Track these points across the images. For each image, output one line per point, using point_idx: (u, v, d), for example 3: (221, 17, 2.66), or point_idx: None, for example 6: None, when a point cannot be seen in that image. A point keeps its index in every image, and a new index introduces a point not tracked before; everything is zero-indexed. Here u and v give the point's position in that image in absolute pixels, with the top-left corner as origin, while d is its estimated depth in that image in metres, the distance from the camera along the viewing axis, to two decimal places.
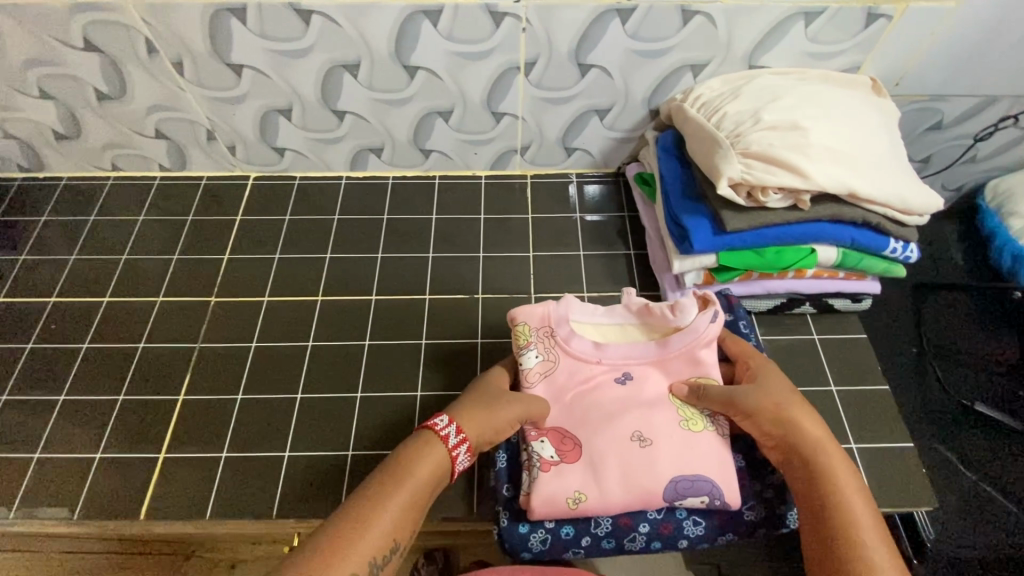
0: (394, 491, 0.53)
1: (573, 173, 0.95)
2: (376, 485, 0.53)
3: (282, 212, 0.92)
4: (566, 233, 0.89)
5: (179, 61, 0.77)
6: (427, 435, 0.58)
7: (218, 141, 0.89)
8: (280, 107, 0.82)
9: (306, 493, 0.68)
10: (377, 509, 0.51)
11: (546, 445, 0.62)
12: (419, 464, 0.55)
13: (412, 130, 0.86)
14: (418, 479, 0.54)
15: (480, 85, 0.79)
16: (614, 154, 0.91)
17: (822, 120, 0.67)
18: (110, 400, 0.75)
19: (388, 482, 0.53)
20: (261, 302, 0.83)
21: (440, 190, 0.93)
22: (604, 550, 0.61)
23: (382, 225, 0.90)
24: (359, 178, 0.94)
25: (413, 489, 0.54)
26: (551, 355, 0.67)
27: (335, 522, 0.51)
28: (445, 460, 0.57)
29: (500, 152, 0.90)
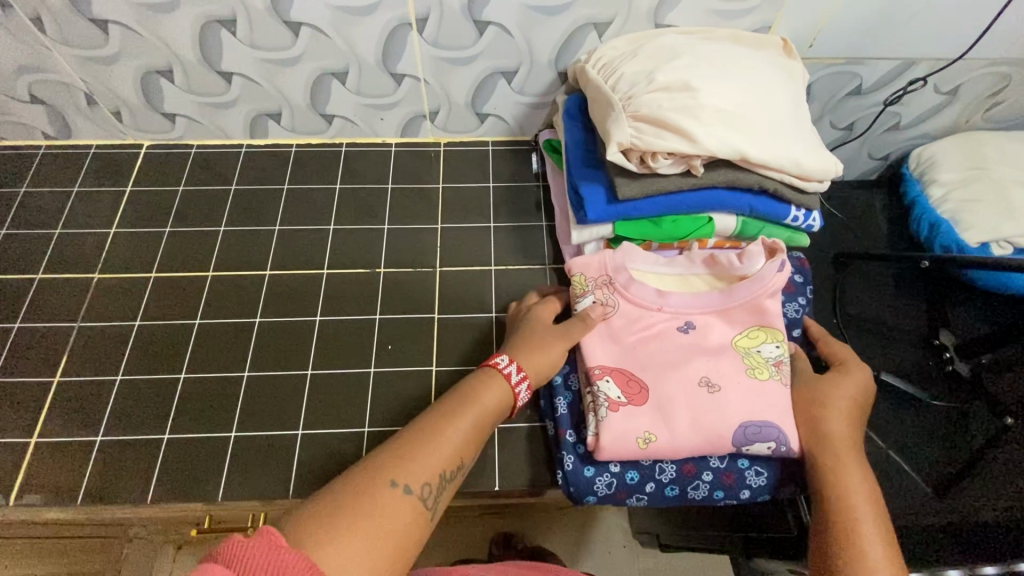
0: (464, 411, 0.54)
1: (489, 141, 0.90)
2: (449, 405, 0.54)
3: (177, 182, 0.86)
4: (478, 204, 0.86)
5: (36, 17, 0.70)
6: (489, 369, 0.58)
7: (102, 106, 0.83)
8: (160, 68, 0.76)
9: (185, 475, 0.66)
10: (449, 423, 0.52)
11: (612, 386, 0.59)
12: (489, 387, 0.56)
13: (309, 93, 0.81)
14: (488, 403, 0.55)
15: (372, 43, 0.74)
16: (530, 120, 0.87)
17: (717, 80, 0.64)
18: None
19: (461, 403, 0.54)
20: (147, 278, 0.79)
21: (347, 158, 0.89)
22: (667, 498, 0.59)
23: (282, 195, 0.85)
24: (261, 146, 0.89)
25: (480, 412, 0.54)
26: (610, 300, 0.64)
27: (408, 435, 0.52)
28: (509, 393, 0.57)
29: (407, 117, 0.86)
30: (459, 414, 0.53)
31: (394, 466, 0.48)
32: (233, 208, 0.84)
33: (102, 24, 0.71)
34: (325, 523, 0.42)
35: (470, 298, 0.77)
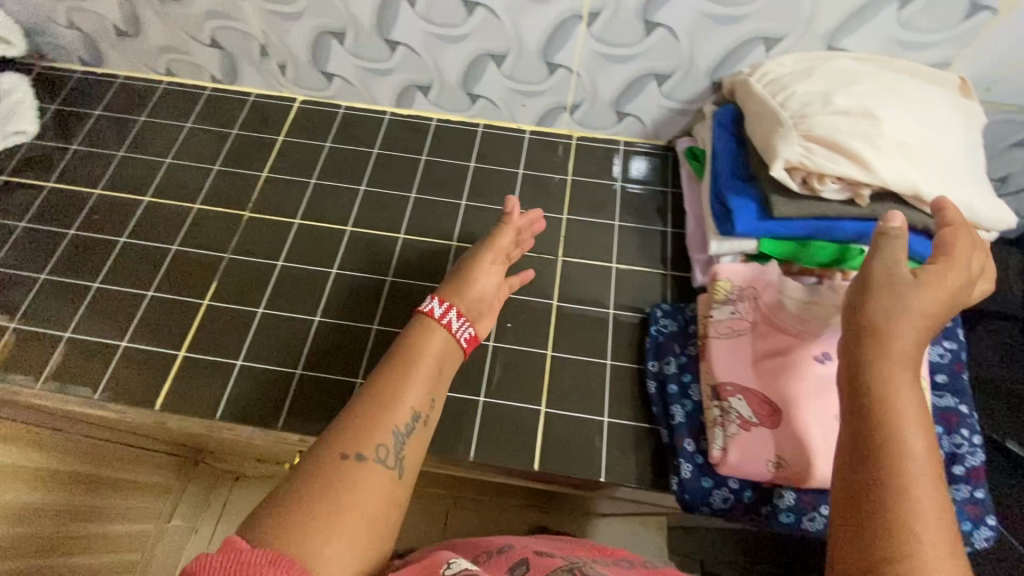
0: (407, 366, 0.54)
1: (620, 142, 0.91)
2: (389, 365, 0.54)
3: (324, 139, 0.91)
4: (604, 200, 0.86)
5: None
6: (427, 322, 0.59)
7: (270, 58, 0.88)
8: (334, 29, 0.81)
9: (306, 411, 0.70)
10: (401, 381, 0.53)
11: (743, 405, 0.59)
12: (426, 345, 0.57)
13: (463, 72, 0.84)
14: (428, 355, 0.56)
15: (538, 31, 0.76)
16: (668, 125, 0.87)
17: (899, 112, 0.62)
18: (143, 296, 0.78)
19: (409, 358, 0.55)
20: (291, 224, 0.84)
21: (482, 138, 0.91)
22: (780, 524, 0.59)
23: (419, 166, 0.89)
24: (403, 116, 0.93)
25: (431, 363, 0.56)
26: (748, 317, 0.64)
27: (355, 404, 0.51)
28: (451, 339, 0.59)
29: (548, 107, 0.87)
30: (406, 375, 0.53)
31: (358, 441, 0.47)
32: (374, 172, 0.88)
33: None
34: (292, 515, 0.41)
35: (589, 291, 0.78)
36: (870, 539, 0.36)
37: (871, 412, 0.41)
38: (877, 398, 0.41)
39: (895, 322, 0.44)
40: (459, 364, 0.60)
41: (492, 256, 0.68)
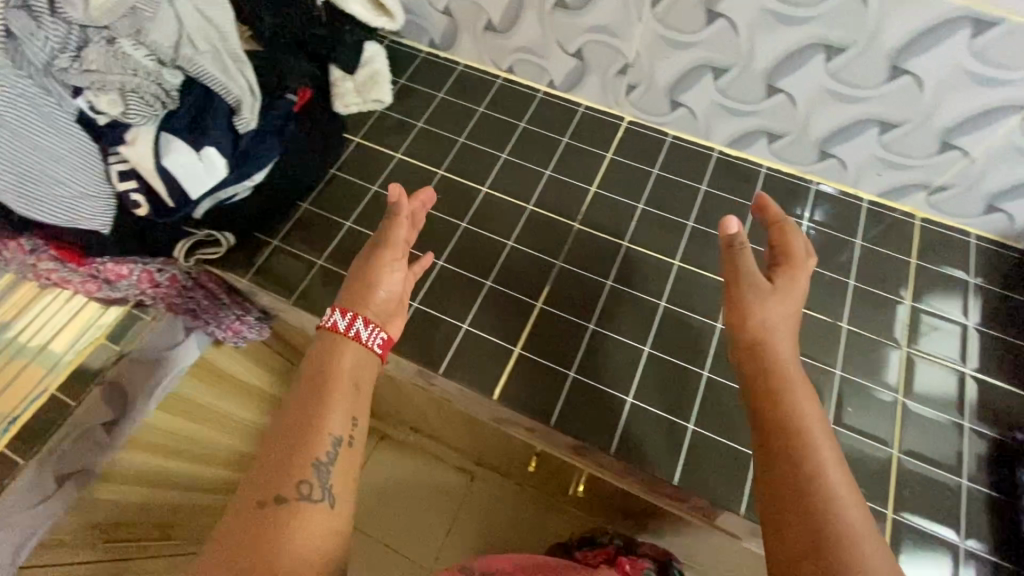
0: (327, 391, 0.60)
1: (829, 188, 0.92)
2: (304, 388, 0.60)
3: (517, 118, 0.99)
4: (767, 238, 0.88)
5: None
6: (331, 341, 0.64)
7: (501, 31, 0.96)
8: (580, 22, 0.87)
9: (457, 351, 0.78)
10: (308, 408, 0.59)
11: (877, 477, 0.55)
12: (315, 355, 0.63)
13: (679, 81, 0.88)
14: (343, 372, 0.62)
15: (773, 56, 0.78)
16: (874, 178, 0.87)
17: None
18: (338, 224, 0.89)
19: (317, 380, 0.61)
20: (480, 190, 0.92)
21: (670, 148, 0.96)
22: None
23: (604, 161, 0.95)
24: (597, 111, 0.99)
25: (333, 386, 0.60)
26: None
27: (276, 447, 0.57)
28: (364, 353, 0.64)
29: (749, 130, 0.90)
30: (374, 283, 0.68)
31: (273, 484, 0.54)
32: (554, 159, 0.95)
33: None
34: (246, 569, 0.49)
35: (737, 320, 0.81)
36: (807, 563, 0.48)
37: (811, 467, 0.52)
38: (800, 441, 0.54)
39: (797, 414, 0.55)
40: (376, 372, 0.66)
41: (391, 253, 0.69)
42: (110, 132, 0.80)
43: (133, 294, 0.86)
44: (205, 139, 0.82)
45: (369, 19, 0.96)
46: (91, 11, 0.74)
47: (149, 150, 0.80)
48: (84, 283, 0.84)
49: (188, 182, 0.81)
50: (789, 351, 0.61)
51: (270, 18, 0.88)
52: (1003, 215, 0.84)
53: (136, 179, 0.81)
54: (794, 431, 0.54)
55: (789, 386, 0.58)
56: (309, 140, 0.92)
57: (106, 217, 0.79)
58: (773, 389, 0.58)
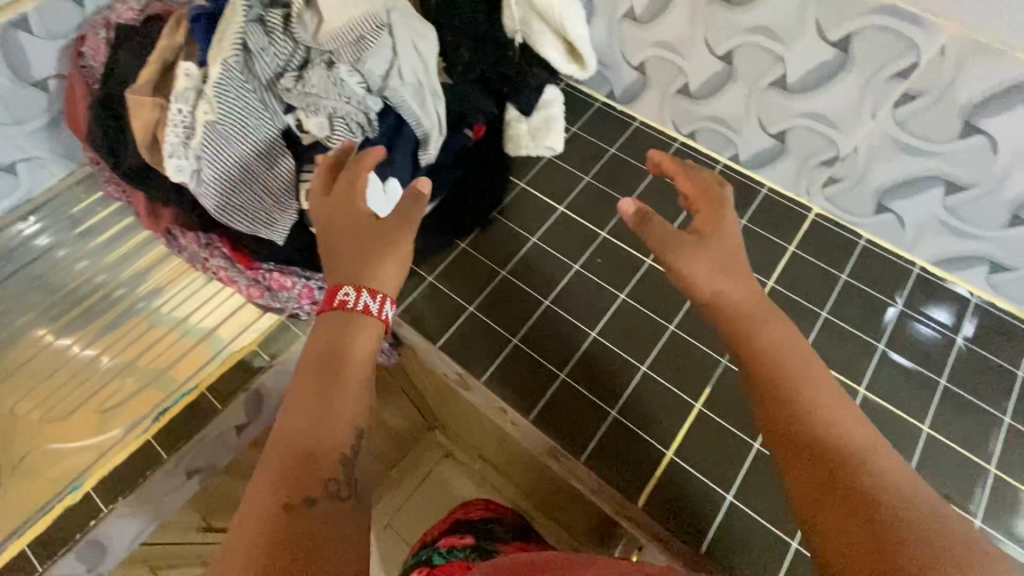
0: (339, 379, 0.51)
1: (964, 290, 0.80)
2: (310, 369, 0.52)
3: (650, 167, 0.92)
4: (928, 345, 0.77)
5: None
6: (344, 318, 0.54)
7: (696, 97, 0.86)
8: (796, 103, 0.76)
9: (513, 391, 0.75)
10: (325, 400, 0.50)
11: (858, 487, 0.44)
12: (317, 337, 0.53)
13: (735, 110, 0.83)
14: (359, 357, 0.52)
15: (834, 100, 0.72)
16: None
17: None
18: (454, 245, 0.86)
19: (326, 361, 0.52)
20: (516, 186, 0.92)
21: (718, 176, 0.90)
22: None
23: (646, 179, 0.91)
24: (651, 128, 0.96)
25: (352, 358, 0.52)
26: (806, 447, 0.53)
27: (284, 443, 0.48)
28: (378, 332, 0.55)
29: (801, 171, 0.83)
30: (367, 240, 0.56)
31: (299, 483, 0.45)
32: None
33: (848, 54, 0.67)
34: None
35: (933, 452, 0.70)
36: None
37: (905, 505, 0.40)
38: (858, 458, 0.43)
39: (809, 411, 0.46)
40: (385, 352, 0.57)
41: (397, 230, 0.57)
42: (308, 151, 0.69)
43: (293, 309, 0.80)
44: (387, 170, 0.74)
45: (562, 66, 0.88)
46: (321, 34, 0.66)
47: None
48: (248, 289, 0.79)
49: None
50: (794, 350, 0.50)
51: (467, 55, 0.85)
52: None
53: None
54: (823, 432, 0.44)
55: (820, 393, 0.47)
56: (468, 169, 0.87)
57: (286, 228, 0.70)
58: (779, 404, 0.47)
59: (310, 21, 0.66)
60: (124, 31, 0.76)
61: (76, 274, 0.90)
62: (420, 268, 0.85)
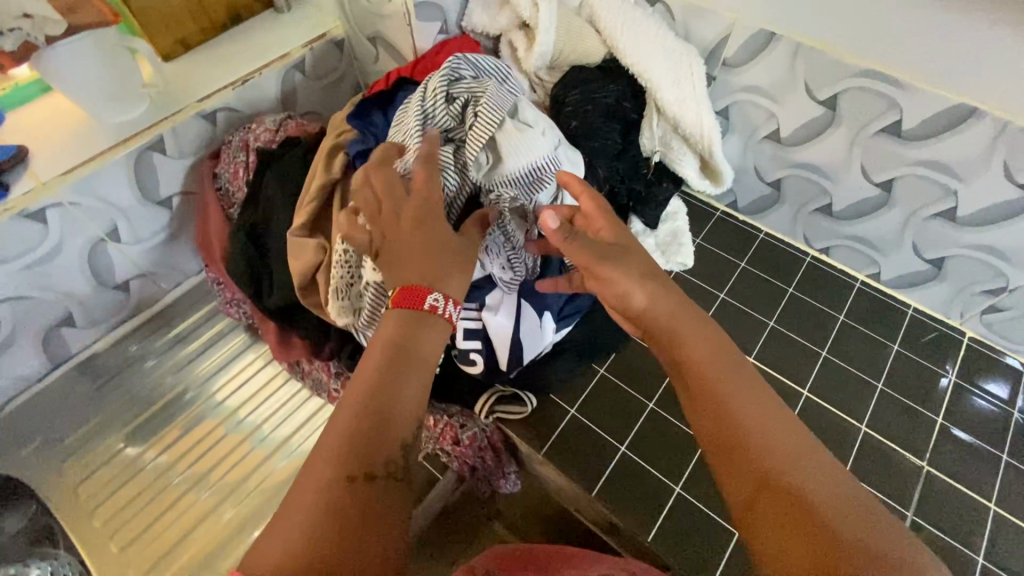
0: (409, 367, 0.47)
1: None
2: (379, 361, 0.46)
3: (787, 283, 0.88)
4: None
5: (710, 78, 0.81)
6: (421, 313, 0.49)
7: (839, 216, 0.83)
8: (963, 236, 0.73)
9: (688, 554, 0.66)
10: (389, 385, 0.45)
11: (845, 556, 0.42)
12: (390, 328, 0.48)
13: (884, 235, 0.80)
14: (430, 354, 0.49)
15: (1011, 239, 0.69)
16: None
17: None
18: (593, 369, 0.79)
19: (399, 359, 0.47)
20: None
21: (858, 294, 0.87)
22: None
23: (784, 297, 0.87)
24: (779, 240, 0.93)
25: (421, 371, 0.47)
26: None
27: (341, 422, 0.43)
28: (450, 331, 0.51)
29: (956, 297, 0.80)
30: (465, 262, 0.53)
31: (349, 461, 0.41)
32: (886, 368, 0.80)
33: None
34: None
35: None
36: None
37: (795, 520, 0.41)
38: (794, 497, 0.42)
39: (756, 435, 0.45)
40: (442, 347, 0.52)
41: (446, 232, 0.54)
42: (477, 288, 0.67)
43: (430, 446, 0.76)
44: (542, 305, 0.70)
45: (696, 184, 0.86)
46: (495, 174, 0.61)
47: (511, 315, 0.67)
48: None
49: (526, 347, 0.68)
50: (740, 376, 0.49)
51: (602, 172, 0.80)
52: None
53: (481, 341, 0.67)
54: (732, 423, 0.46)
55: (749, 409, 0.47)
56: None
57: None
58: (719, 425, 0.47)
59: (484, 163, 0.61)
60: (265, 159, 0.74)
61: (186, 397, 0.85)
62: (559, 397, 0.77)
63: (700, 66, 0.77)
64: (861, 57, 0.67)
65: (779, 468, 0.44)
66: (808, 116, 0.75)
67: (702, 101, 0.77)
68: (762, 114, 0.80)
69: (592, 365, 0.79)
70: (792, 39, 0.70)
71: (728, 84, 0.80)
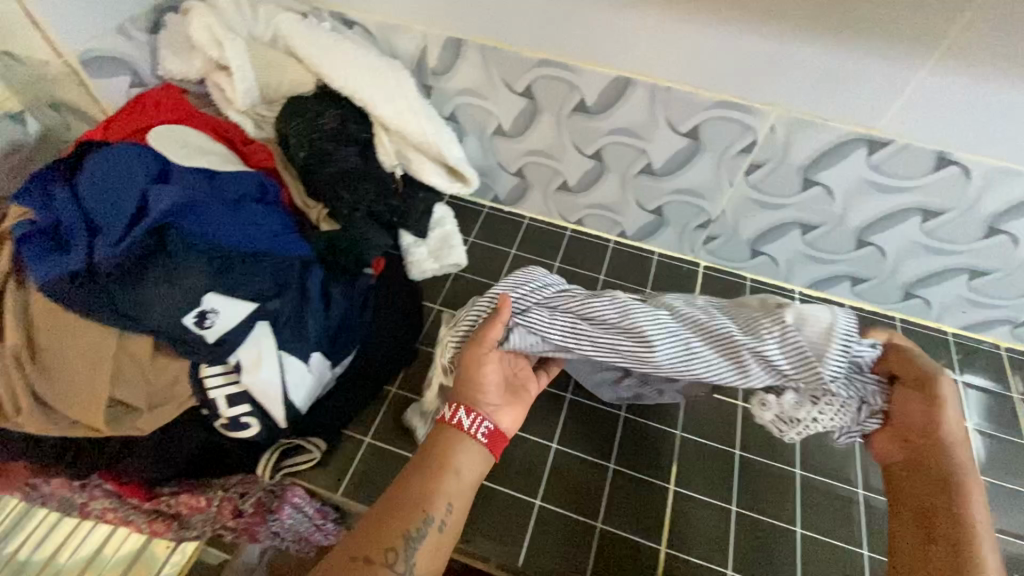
0: (432, 476, 0.58)
1: (839, 303, 0.92)
2: (421, 464, 0.59)
3: (552, 258, 0.97)
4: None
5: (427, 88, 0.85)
6: (454, 428, 0.60)
7: (577, 189, 0.92)
8: (666, 184, 0.85)
9: (494, 538, 0.67)
10: (413, 494, 0.57)
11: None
12: (439, 429, 0.61)
13: (614, 196, 0.91)
14: (448, 466, 0.58)
15: (695, 176, 0.81)
16: (957, 314, 0.87)
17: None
18: (384, 391, 0.79)
19: (418, 472, 0.58)
20: (432, 310, 0.88)
21: (612, 253, 0.98)
22: None
23: (552, 273, 0.96)
24: (541, 222, 1.01)
25: (451, 479, 0.58)
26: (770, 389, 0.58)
27: (383, 502, 0.57)
28: (468, 442, 0.60)
29: (683, 235, 0.92)
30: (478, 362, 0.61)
31: (365, 543, 0.53)
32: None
33: (698, 141, 0.77)
34: None
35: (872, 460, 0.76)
36: None
37: (956, 534, 0.52)
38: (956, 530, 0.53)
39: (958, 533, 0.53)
40: (486, 460, 0.61)
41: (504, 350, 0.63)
42: (229, 345, 0.63)
43: (211, 531, 0.68)
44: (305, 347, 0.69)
45: (446, 188, 0.89)
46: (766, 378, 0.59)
47: (272, 367, 0.65)
48: (149, 523, 0.68)
49: (298, 398, 0.67)
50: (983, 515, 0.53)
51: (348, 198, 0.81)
52: None
53: (249, 402, 0.64)
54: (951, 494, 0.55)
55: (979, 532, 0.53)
56: (383, 311, 0.82)
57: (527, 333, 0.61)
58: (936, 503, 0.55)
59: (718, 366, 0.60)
60: None
61: None
62: (351, 429, 0.75)
63: (409, 80, 0.80)
64: (533, 49, 0.74)
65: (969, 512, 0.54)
66: (517, 108, 0.82)
67: (420, 112, 0.80)
68: (482, 113, 0.85)
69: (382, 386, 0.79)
70: (475, 43, 0.76)
71: (443, 90, 0.84)
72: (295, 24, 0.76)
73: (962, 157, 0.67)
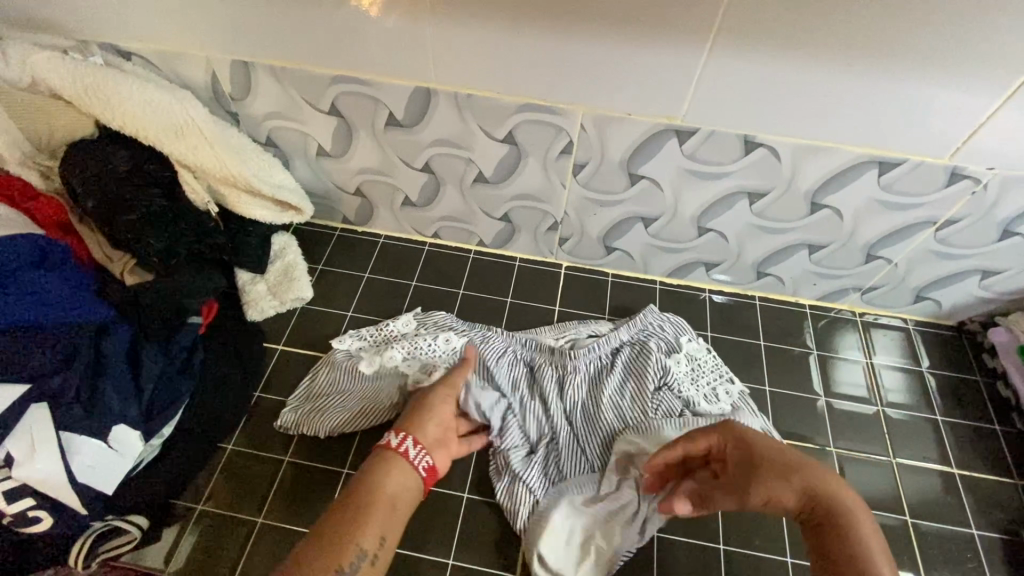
0: (370, 509, 0.56)
1: (700, 289, 0.90)
2: (356, 495, 0.57)
3: (409, 276, 0.92)
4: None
5: (233, 115, 0.78)
6: (395, 455, 0.61)
7: (421, 204, 0.88)
8: (504, 191, 0.81)
9: None
10: (351, 522, 0.55)
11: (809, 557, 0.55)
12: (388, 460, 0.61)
13: (458, 207, 0.86)
14: (386, 495, 0.58)
15: (527, 179, 0.78)
16: (810, 287, 0.87)
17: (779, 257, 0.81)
18: (221, 449, 0.73)
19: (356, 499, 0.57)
20: (275, 351, 0.82)
21: (472, 264, 0.93)
22: None
23: (409, 292, 0.90)
24: (397, 239, 0.95)
25: (386, 510, 0.57)
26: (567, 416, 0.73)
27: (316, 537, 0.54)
28: (411, 472, 0.61)
29: (538, 239, 0.89)
30: (435, 403, 0.67)
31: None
32: (505, 324, 0.87)
33: (518, 146, 0.74)
34: None
35: None
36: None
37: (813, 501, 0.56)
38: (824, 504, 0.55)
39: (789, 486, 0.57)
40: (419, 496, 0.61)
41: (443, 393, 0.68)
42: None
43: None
44: (105, 422, 0.63)
45: (276, 220, 0.83)
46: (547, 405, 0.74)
47: (52, 457, 0.59)
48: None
49: (97, 481, 0.62)
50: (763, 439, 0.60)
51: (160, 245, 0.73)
52: (931, 301, 0.85)
53: (31, 495, 0.59)
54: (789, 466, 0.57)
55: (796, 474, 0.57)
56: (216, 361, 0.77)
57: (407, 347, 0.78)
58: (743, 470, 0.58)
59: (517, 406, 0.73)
60: None
61: None
62: (186, 498, 0.69)
63: (202, 111, 0.74)
64: (323, 66, 0.70)
65: (801, 485, 0.56)
66: (330, 127, 0.77)
67: (219, 143, 0.74)
68: (298, 136, 0.79)
69: (217, 444, 0.73)
70: (263, 64, 0.71)
71: (249, 116, 0.78)
72: (55, 63, 0.69)
73: (764, 138, 0.66)
